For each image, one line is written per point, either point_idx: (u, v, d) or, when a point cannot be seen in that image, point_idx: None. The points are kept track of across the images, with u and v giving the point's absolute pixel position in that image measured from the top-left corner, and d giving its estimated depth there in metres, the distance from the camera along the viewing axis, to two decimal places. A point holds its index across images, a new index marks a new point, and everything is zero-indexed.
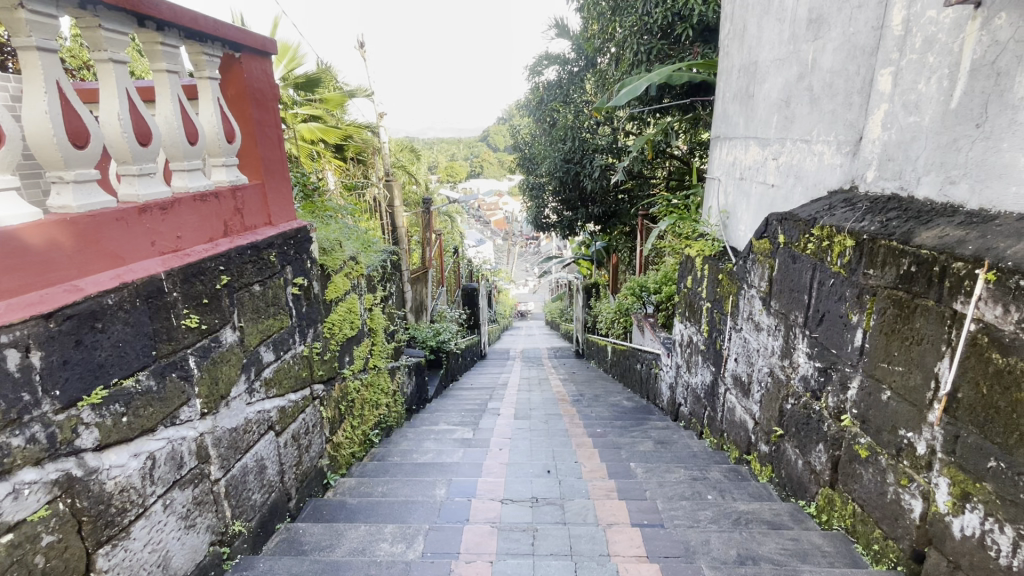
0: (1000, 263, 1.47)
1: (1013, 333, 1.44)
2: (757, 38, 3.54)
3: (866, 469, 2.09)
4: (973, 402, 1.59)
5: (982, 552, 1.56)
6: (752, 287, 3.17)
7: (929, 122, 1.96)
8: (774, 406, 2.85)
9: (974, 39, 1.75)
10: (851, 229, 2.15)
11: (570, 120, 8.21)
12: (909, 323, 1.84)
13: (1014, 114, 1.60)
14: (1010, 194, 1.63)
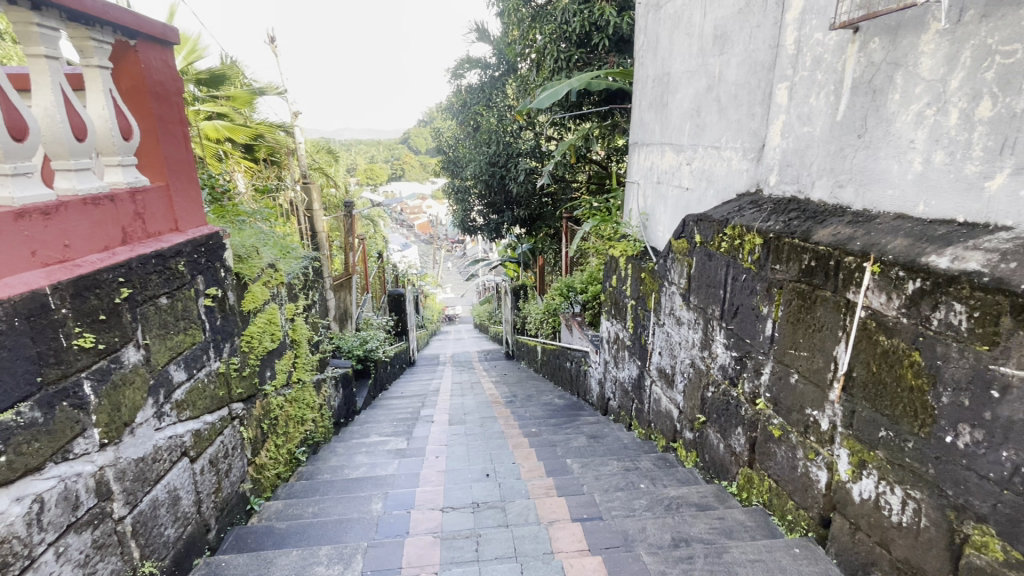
0: (883, 257, 1.68)
1: (895, 318, 1.64)
2: (669, 51, 3.77)
3: (779, 447, 2.30)
4: (865, 380, 1.80)
5: (878, 513, 1.76)
6: (672, 284, 3.37)
7: (820, 132, 2.20)
8: (696, 395, 3.04)
9: (854, 60, 1.98)
10: (759, 229, 2.36)
11: (493, 124, 8.29)
12: (811, 313, 2.05)
13: (889, 126, 1.83)
14: (887, 196, 1.87)
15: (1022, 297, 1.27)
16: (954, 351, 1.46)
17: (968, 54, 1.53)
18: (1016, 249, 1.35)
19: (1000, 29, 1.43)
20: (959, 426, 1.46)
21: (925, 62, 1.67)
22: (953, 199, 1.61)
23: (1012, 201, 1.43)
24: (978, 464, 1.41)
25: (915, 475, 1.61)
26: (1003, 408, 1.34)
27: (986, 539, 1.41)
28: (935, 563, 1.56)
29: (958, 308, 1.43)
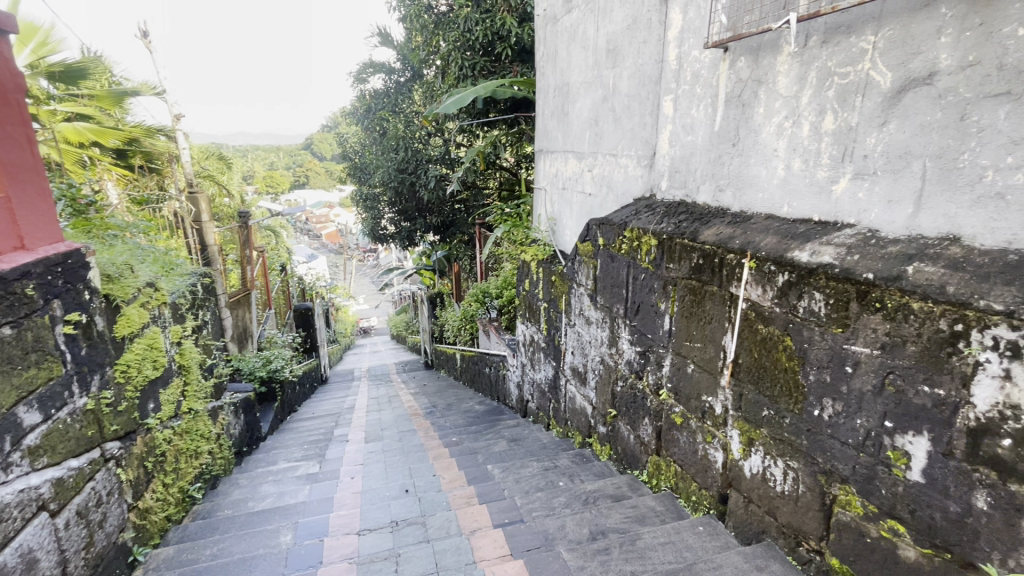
0: (757, 254, 1.87)
1: (769, 308, 1.83)
2: (567, 62, 3.93)
3: (681, 434, 2.46)
4: (749, 365, 1.98)
5: (766, 484, 1.95)
6: (580, 285, 3.50)
7: (701, 141, 2.40)
8: (607, 390, 3.18)
9: (725, 76, 2.19)
10: (654, 231, 2.52)
11: (400, 130, 8.13)
12: (702, 307, 2.22)
13: (757, 136, 2.04)
14: (759, 199, 2.08)
15: (866, 284, 1.47)
16: (816, 334, 1.65)
17: (814, 74, 1.75)
18: (859, 244, 1.57)
19: (837, 54, 1.66)
20: (823, 400, 1.66)
21: (782, 80, 1.89)
22: (810, 201, 1.83)
23: (854, 202, 1.65)
24: (840, 432, 1.61)
25: (793, 447, 1.80)
26: (855, 381, 1.54)
27: (849, 497, 1.61)
28: (812, 524, 1.76)
29: (818, 296, 1.63)
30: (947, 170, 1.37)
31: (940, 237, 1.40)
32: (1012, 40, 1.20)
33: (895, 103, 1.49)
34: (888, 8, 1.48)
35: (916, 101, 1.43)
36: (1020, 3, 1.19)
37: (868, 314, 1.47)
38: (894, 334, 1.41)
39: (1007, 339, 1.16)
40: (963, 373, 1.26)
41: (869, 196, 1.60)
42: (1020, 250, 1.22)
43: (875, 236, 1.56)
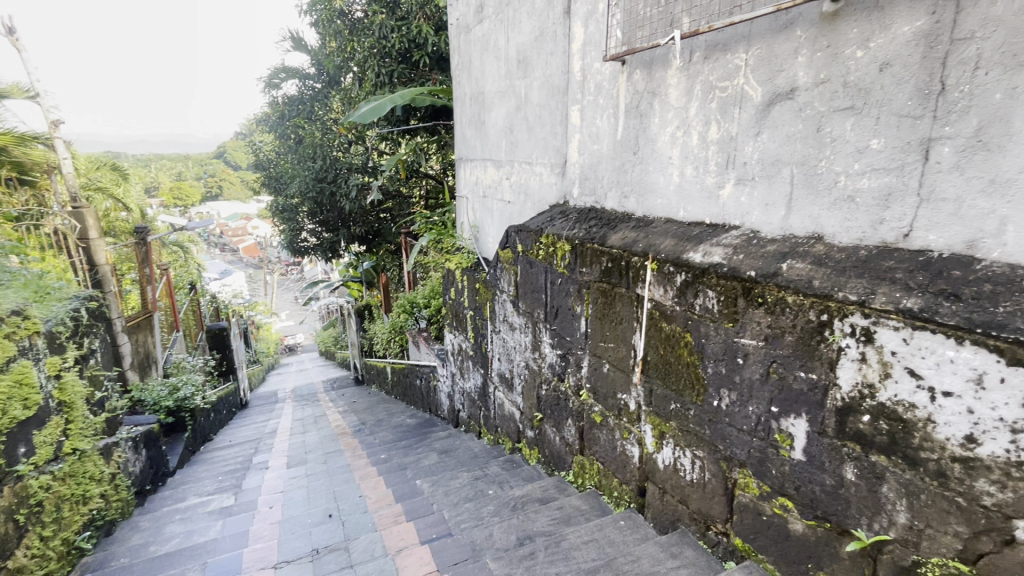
0: (658, 255, 1.97)
1: (671, 307, 1.93)
2: (481, 71, 3.96)
3: (602, 432, 2.53)
4: (657, 361, 2.08)
5: (677, 474, 2.05)
6: (502, 292, 3.51)
7: (606, 149, 2.50)
8: (533, 394, 3.21)
9: (624, 88, 2.30)
10: (567, 237, 2.59)
11: (317, 138, 7.82)
12: (613, 309, 2.30)
13: (654, 145, 2.16)
14: (658, 204, 2.20)
15: (749, 281, 1.59)
16: (711, 329, 1.77)
17: (699, 87, 1.88)
18: (743, 244, 1.70)
19: (717, 69, 1.80)
20: (720, 390, 1.78)
21: (673, 92, 2.01)
22: (701, 205, 1.96)
23: (738, 205, 1.79)
24: (737, 419, 1.72)
25: (698, 437, 1.91)
26: (746, 371, 1.66)
27: (747, 480, 1.72)
28: (718, 508, 1.87)
29: (710, 294, 1.74)
30: (809, 176, 1.53)
31: (807, 236, 1.55)
32: (853, 60, 1.37)
33: (766, 115, 1.64)
34: (756, 29, 1.63)
35: (782, 114, 1.58)
36: (857, 29, 1.35)
37: (752, 308, 1.59)
38: (774, 326, 1.54)
39: (861, 325, 1.31)
40: (830, 358, 1.40)
41: (750, 200, 1.74)
42: (869, 246, 1.38)
43: (756, 237, 1.70)
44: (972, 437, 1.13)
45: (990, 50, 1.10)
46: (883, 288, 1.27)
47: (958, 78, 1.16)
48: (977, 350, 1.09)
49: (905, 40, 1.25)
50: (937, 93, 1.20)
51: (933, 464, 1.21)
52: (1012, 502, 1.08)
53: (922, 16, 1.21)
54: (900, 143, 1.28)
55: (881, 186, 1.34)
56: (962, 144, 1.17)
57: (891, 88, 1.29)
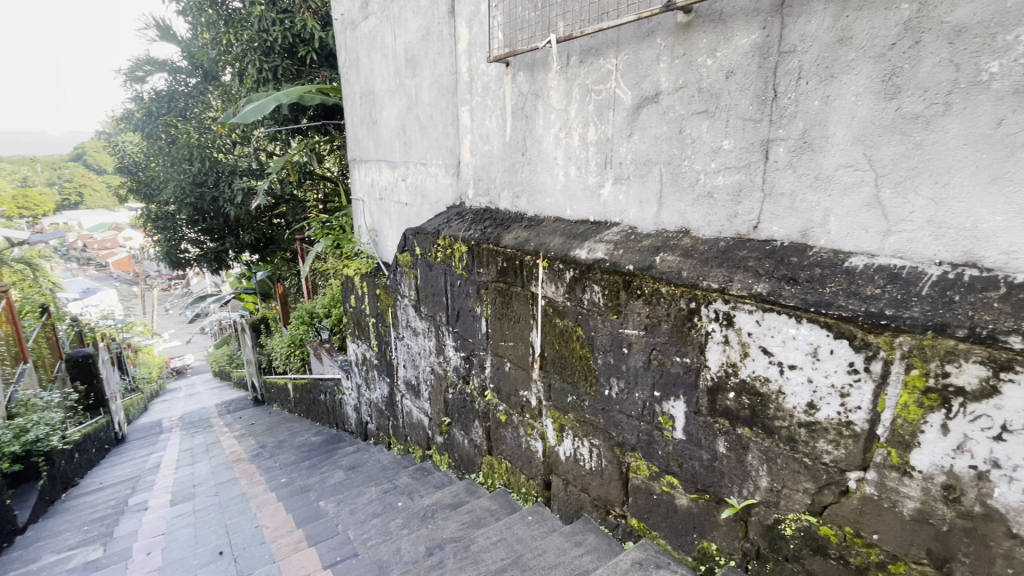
0: (549, 254, 2.01)
1: (563, 303, 1.99)
2: (369, 70, 3.83)
3: (507, 430, 2.55)
4: (553, 357, 2.13)
5: (578, 464, 2.11)
6: (403, 297, 3.38)
7: (496, 150, 2.52)
8: (440, 399, 3.16)
9: (510, 90, 2.34)
10: (463, 238, 2.57)
11: (193, 138, 7.10)
12: (511, 308, 2.33)
13: (540, 146, 2.21)
14: (547, 204, 2.25)
15: (629, 274, 1.68)
16: (599, 322, 1.84)
17: (577, 90, 1.95)
18: (622, 240, 1.79)
19: (592, 73, 1.88)
20: (610, 380, 1.86)
21: (554, 94, 2.07)
22: (585, 203, 2.04)
23: (617, 203, 1.88)
24: (626, 406, 1.81)
25: (594, 427, 1.98)
26: (631, 360, 1.75)
27: (638, 463, 1.82)
28: (616, 492, 1.95)
29: (596, 288, 1.81)
30: (675, 175, 1.64)
31: (676, 230, 1.67)
32: (705, 68, 1.49)
33: (636, 118, 1.74)
34: (622, 35, 1.72)
35: (649, 117, 1.69)
36: (706, 39, 1.48)
37: (633, 300, 1.68)
38: (653, 315, 1.63)
39: (723, 311, 1.43)
40: (700, 342, 1.52)
41: (627, 198, 1.83)
42: (727, 238, 1.52)
43: (634, 232, 1.80)
44: (812, 404, 1.29)
45: (808, 63, 1.26)
46: (738, 276, 1.40)
47: (787, 86, 1.31)
48: (813, 327, 1.25)
49: (744, 51, 1.39)
50: (771, 100, 1.35)
51: (785, 431, 1.36)
52: (845, 457, 1.25)
53: (755, 31, 1.35)
54: (746, 143, 1.42)
55: (734, 183, 1.47)
56: (792, 145, 1.32)
57: (736, 94, 1.43)
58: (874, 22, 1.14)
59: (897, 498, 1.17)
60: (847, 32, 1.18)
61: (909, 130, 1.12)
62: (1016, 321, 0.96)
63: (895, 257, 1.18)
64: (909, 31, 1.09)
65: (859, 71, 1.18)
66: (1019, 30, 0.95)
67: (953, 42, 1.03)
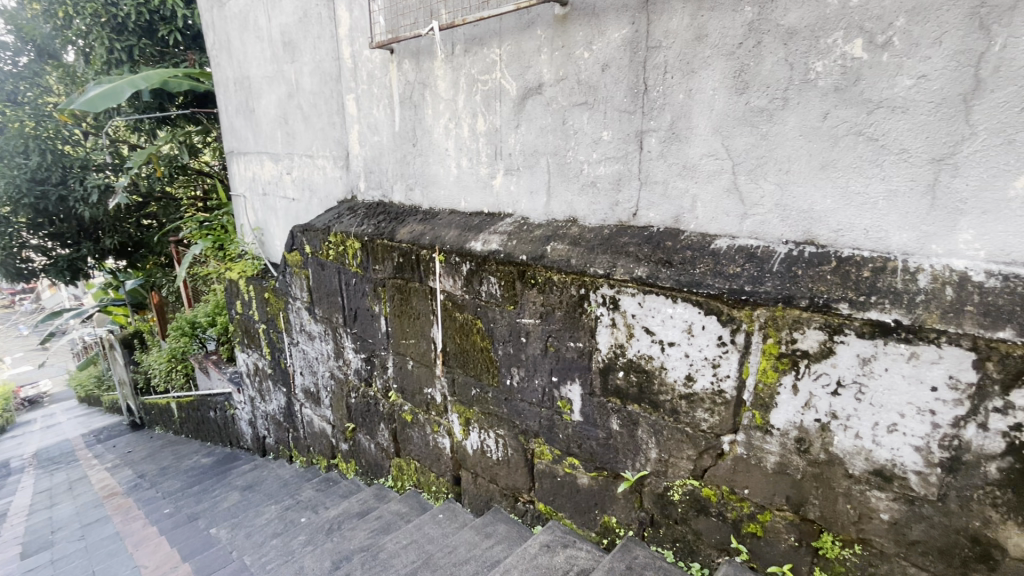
0: (444, 247, 1.98)
1: (461, 296, 1.97)
2: (242, 53, 3.49)
3: (413, 430, 2.49)
4: (455, 352, 2.10)
5: (485, 456, 2.11)
6: (295, 299, 3.15)
7: (386, 141, 2.42)
8: (341, 404, 2.99)
9: (396, 79, 2.25)
10: (355, 234, 2.45)
11: (28, 126, 5.95)
12: (409, 304, 2.26)
13: (430, 137, 2.15)
14: (441, 196, 2.20)
15: (522, 265, 1.69)
16: (497, 314, 1.85)
17: (463, 80, 1.92)
18: (515, 231, 1.80)
19: (477, 63, 1.86)
20: (511, 370, 1.87)
21: (441, 84, 2.02)
22: (479, 195, 2.02)
23: (509, 194, 1.89)
24: (527, 394, 1.84)
25: (498, 418, 1.99)
26: (529, 349, 1.78)
27: (541, 448, 1.86)
28: (522, 479, 1.98)
29: (492, 280, 1.81)
30: (561, 166, 1.68)
31: (565, 220, 1.71)
32: (582, 61, 1.53)
33: (522, 108, 1.75)
34: (504, 26, 1.72)
35: (533, 108, 1.71)
36: (582, 33, 1.52)
37: (528, 289, 1.70)
38: (546, 304, 1.67)
39: (609, 295, 1.50)
40: (590, 326, 1.57)
41: (518, 189, 1.84)
42: (610, 225, 1.58)
43: (526, 223, 1.82)
44: (690, 376, 1.39)
45: (672, 58, 1.35)
46: (621, 261, 1.46)
47: (656, 80, 1.39)
48: (686, 305, 1.35)
49: (617, 45, 1.45)
50: (643, 92, 1.42)
51: (668, 403, 1.46)
52: (718, 423, 1.37)
53: (625, 26, 1.42)
54: (623, 134, 1.49)
55: (614, 173, 1.54)
56: (663, 136, 1.41)
57: (611, 87, 1.48)
58: (724, 22, 1.24)
59: (761, 454, 1.31)
60: (703, 31, 1.28)
61: (757, 122, 1.24)
62: (844, 290, 1.12)
63: (752, 238, 1.31)
64: (753, 32, 1.20)
65: (714, 67, 1.28)
66: (837, 35, 1.10)
67: (788, 43, 1.16)
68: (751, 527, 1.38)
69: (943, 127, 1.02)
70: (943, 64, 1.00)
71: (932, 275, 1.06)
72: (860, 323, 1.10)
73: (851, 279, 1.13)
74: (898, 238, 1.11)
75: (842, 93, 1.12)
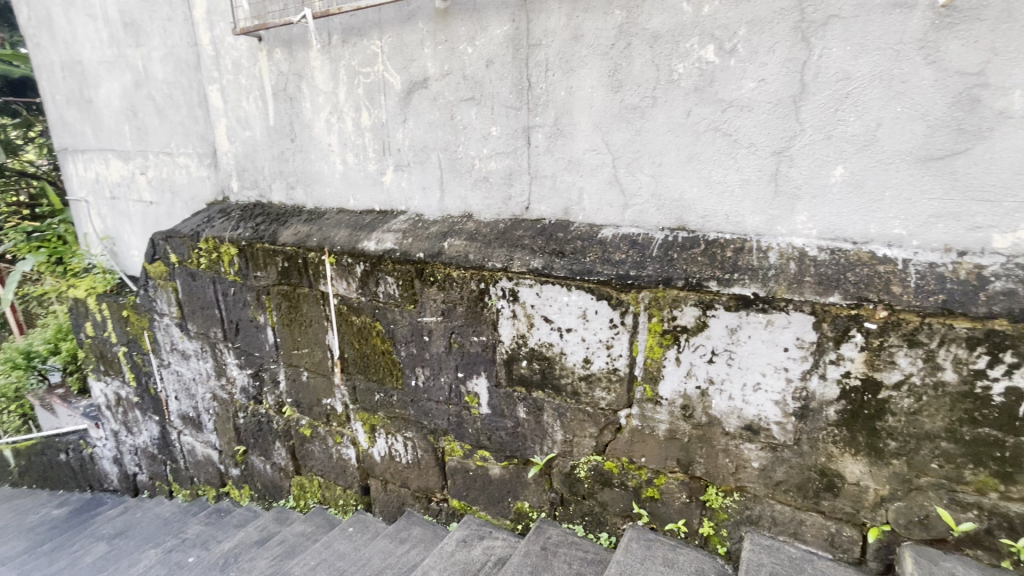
0: (334, 248, 1.87)
1: (357, 299, 1.88)
2: (70, 33, 2.97)
3: (314, 444, 2.34)
4: (355, 357, 2.01)
5: (394, 461, 2.05)
6: (161, 315, 2.78)
7: (260, 136, 2.22)
8: (228, 427, 2.72)
9: (266, 69, 2.07)
10: (230, 238, 2.22)
11: None
12: (299, 311, 2.11)
13: (310, 132, 2.02)
14: (327, 194, 2.07)
15: (420, 262, 1.66)
16: (397, 314, 1.80)
17: (343, 72, 1.83)
18: (410, 228, 1.75)
19: (357, 54, 1.77)
20: (416, 370, 1.84)
21: (318, 75, 1.90)
22: (368, 192, 1.94)
23: (401, 190, 1.83)
24: (434, 393, 1.82)
25: (405, 420, 1.94)
26: (432, 347, 1.76)
27: (452, 445, 1.86)
28: (435, 479, 1.96)
29: (389, 280, 1.76)
30: (452, 161, 1.67)
31: (460, 215, 1.71)
32: (466, 56, 1.53)
33: (408, 102, 1.71)
34: (384, 17, 1.67)
35: (420, 102, 1.68)
36: (465, 28, 1.52)
37: (427, 287, 1.68)
38: (447, 300, 1.66)
39: (508, 288, 1.53)
40: (492, 319, 1.60)
41: (410, 185, 1.80)
42: (505, 219, 1.61)
43: (421, 220, 1.78)
44: (588, 359, 1.47)
45: (552, 56, 1.40)
46: (517, 254, 1.49)
47: (538, 77, 1.43)
48: (580, 293, 1.42)
49: (499, 41, 1.47)
50: (527, 89, 1.46)
51: (570, 386, 1.53)
52: (615, 399, 1.47)
53: (506, 23, 1.44)
54: (510, 129, 1.52)
55: (505, 168, 1.57)
56: (548, 131, 1.46)
57: (497, 83, 1.50)
58: (597, 23, 1.32)
59: (654, 424, 1.43)
60: (579, 31, 1.34)
61: (631, 119, 1.34)
62: (712, 269, 1.26)
63: (633, 226, 1.41)
64: (623, 34, 1.29)
65: (591, 66, 1.35)
66: (693, 41, 1.22)
67: (653, 46, 1.26)
68: (650, 491, 1.50)
69: (780, 125, 1.18)
70: (777, 71, 1.16)
71: (779, 252, 1.23)
72: (726, 298, 1.25)
73: (717, 259, 1.27)
74: (752, 221, 1.27)
75: (701, 93, 1.24)
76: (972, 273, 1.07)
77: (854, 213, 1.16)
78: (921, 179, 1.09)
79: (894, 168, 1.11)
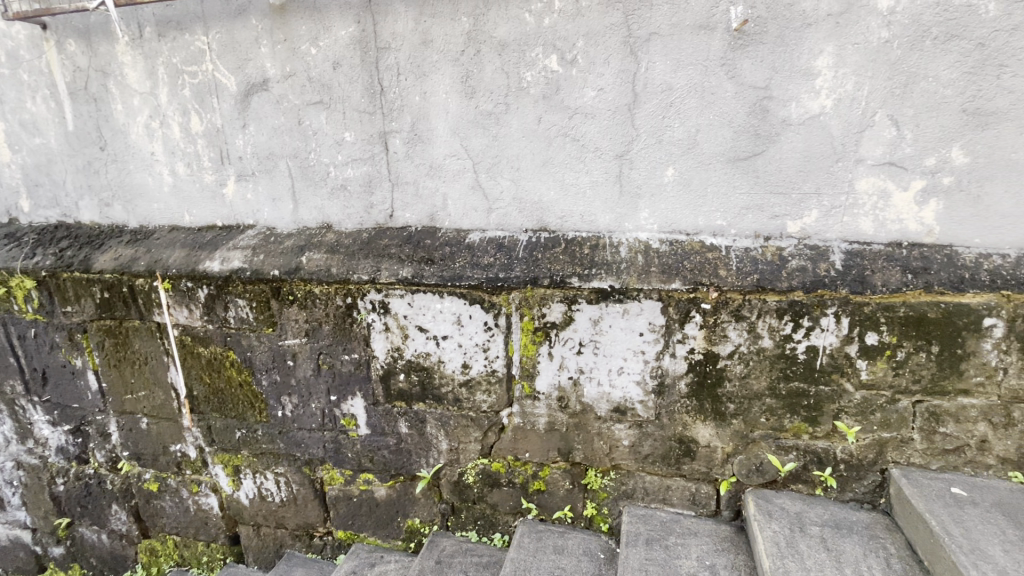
0: (168, 272, 1.62)
1: (203, 327, 1.66)
2: None
3: (163, 500, 2.01)
4: (206, 394, 1.77)
5: (265, 502, 1.85)
6: None
7: (56, 143, 1.82)
8: (41, 500, 2.20)
9: (57, 64, 1.72)
10: (24, 269, 1.81)
11: None
12: (129, 348, 1.80)
13: (125, 138, 1.72)
14: (155, 210, 1.79)
15: (275, 281, 1.51)
16: (254, 340, 1.62)
17: (162, 70, 1.59)
18: (260, 244, 1.59)
19: (177, 51, 1.56)
20: (281, 399, 1.67)
21: (130, 73, 1.63)
22: (207, 206, 1.71)
23: (246, 203, 1.66)
24: (305, 421, 1.68)
25: (275, 455, 1.76)
26: (299, 371, 1.62)
27: (330, 473, 1.73)
28: (315, 512, 1.81)
29: (240, 302, 1.58)
30: (304, 169, 1.55)
31: (318, 227, 1.59)
32: (310, 57, 1.43)
33: (246, 106, 1.54)
34: (208, 10, 1.49)
35: (261, 106, 1.53)
36: (305, 26, 1.41)
37: (287, 307, 1.54)
38: (311, 319, 1.54)
39: (378, 300, 1.46)
40: (363, 335, 1.52)
41: (256, 196, 1.63)
42: (368, 229, 1.54)
43: (273, 234, 1.63)
44: (466, 363, 1.47)
45: (403, 60, 1.37)
46: (384, 264, 1.44)
47: (390, 81, 1.39)
48: (452, 298, 1.41)
49: (345, 43, 1.40)
50: (379, 93, 1.41)
51: (450, 393, 1.51)
52: (496, 401, 1.48)
53: (351, 24, 1.38)
54: (366, 135, 1.45)
55: (363, 175, 1.50)
56: (406, 137, 1.43)
57: (346, 86, 1.43)
58: (446, 29, 1.32)
59: (534, 419, 1.48)
60: (427, 36, 1.33)
61: (487, 124, 1.36)
62: (573, 266, 1.33)
63: (498, 229, 1.44)
64: (472, 41, 1.31)
65: (442, 71, 1.35)
66: (538, 50, 1.28)
67: (502, 54, 1.30)
68: (536, 484, 1.55)
69: (619, 130, 1.30)
70: (613, 81, 1.27)
71: (629, 247, 1.35)
72: (588, 292, 1.33)
73: (576, 256, 1.34)
74: (603, 219, 1.37)
75: (549, 101, 1.31)
76: (775, 254, 1.27)
77: (685, 208, 1.32)
78: (733, 177, 1.28)
79: (712, 168, 1.28)
